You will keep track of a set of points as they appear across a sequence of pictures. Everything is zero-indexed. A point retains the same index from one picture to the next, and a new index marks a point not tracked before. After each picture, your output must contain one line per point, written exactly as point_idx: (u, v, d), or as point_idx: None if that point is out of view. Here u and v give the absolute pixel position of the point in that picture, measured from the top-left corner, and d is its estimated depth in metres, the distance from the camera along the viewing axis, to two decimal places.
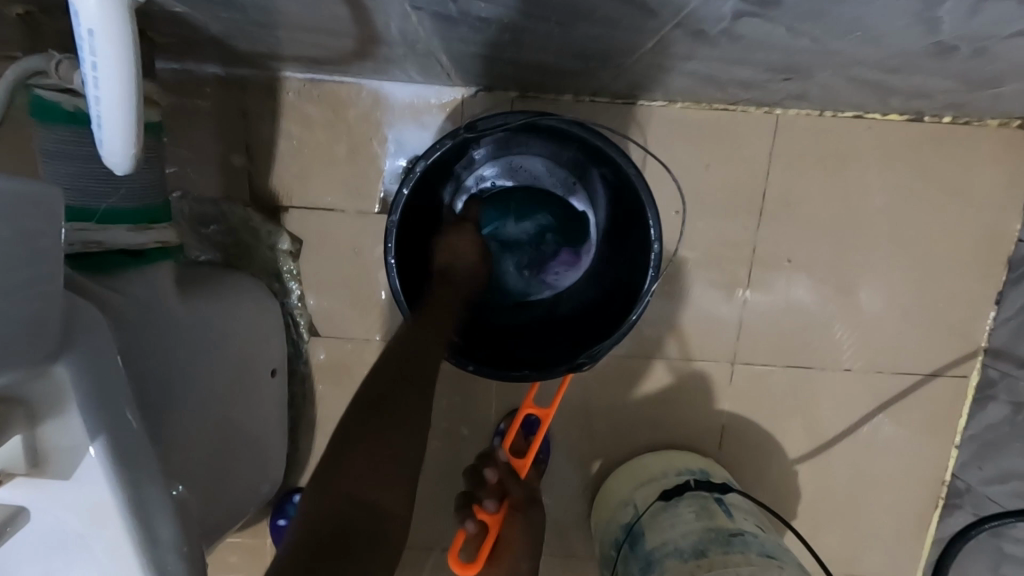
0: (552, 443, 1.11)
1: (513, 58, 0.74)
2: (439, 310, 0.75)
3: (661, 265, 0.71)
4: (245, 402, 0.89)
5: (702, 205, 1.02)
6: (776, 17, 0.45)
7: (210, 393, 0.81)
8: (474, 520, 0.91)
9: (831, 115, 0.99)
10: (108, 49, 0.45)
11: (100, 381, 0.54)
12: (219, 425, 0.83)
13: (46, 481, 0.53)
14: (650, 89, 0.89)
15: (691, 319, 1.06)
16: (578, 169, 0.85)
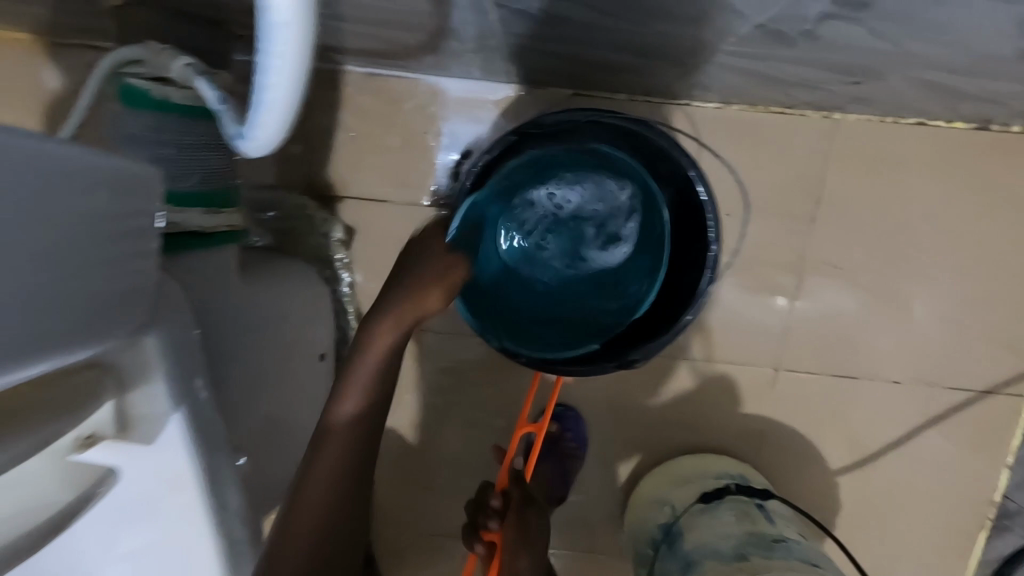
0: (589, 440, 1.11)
1: (577, 57, 0.74)
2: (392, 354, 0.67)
3: (717, 266, 0.71)
4: (296, 383, 0.92)
5: (752, 208, 1.01)
6: (863, 19, 0.45)
7: (266, 372, 0.85)
8: (482, 543, 0.90)
9: (891, 122, 0.97)
10: (295, 44, 0.33)
11: (181, 353, 0.57)
12: (273, 403, 0.86)
13: (127, 446, 0.55)
14: (708, 90, 0.88)
15: (735, 322, 1.06)
16: (614, 164, 0.84)
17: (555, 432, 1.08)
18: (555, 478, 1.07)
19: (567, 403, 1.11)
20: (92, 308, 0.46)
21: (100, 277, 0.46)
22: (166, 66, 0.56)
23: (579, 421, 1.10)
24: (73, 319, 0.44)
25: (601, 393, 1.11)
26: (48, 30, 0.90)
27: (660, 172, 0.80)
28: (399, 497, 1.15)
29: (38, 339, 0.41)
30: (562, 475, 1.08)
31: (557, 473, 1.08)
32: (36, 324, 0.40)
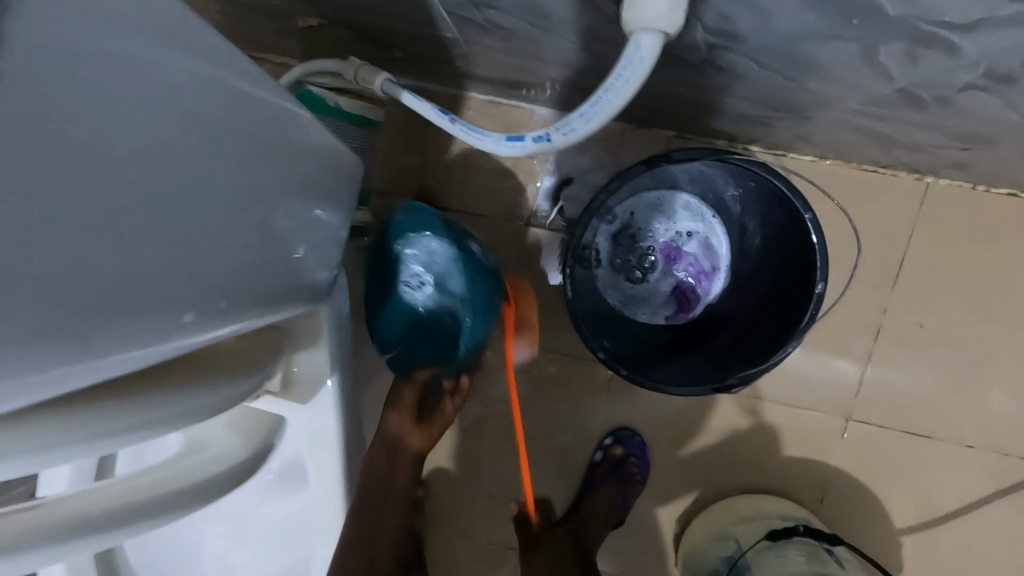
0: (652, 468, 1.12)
1: (700, 103, 0.81)
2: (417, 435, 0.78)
3: (820, 305, 0.79)
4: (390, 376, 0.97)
5: (836, 258, 1.05)
6: (1006, 92, 0.50)
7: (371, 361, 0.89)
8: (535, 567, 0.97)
9: (982, 190, 1.01)
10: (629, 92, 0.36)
11: (340, 324, 0.64)
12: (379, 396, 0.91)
13: (285, 403, 0.61)
14: (809, 144, 0.94)
15: (809, 367, 1.08)
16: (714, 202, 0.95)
17: (618, 455, 1.09)
18: (616, 501, 1.08)
19: (633, 427, 1.12)
20: (307, 276, 0.52)
21: (314, 249, 0.52)
22: (371, 82, 0.67)
23: (642, 446, 1.10)
24: (299, 280, 0.50)
25: (670, 424, 1.12)
26: None
27: (763, 216, 0.89)
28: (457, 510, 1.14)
29: (282, 295, 0.47)
30: (623, 498, 1.08)
31: (617, 497, 1.08)
32: (282, 281, 0.46)
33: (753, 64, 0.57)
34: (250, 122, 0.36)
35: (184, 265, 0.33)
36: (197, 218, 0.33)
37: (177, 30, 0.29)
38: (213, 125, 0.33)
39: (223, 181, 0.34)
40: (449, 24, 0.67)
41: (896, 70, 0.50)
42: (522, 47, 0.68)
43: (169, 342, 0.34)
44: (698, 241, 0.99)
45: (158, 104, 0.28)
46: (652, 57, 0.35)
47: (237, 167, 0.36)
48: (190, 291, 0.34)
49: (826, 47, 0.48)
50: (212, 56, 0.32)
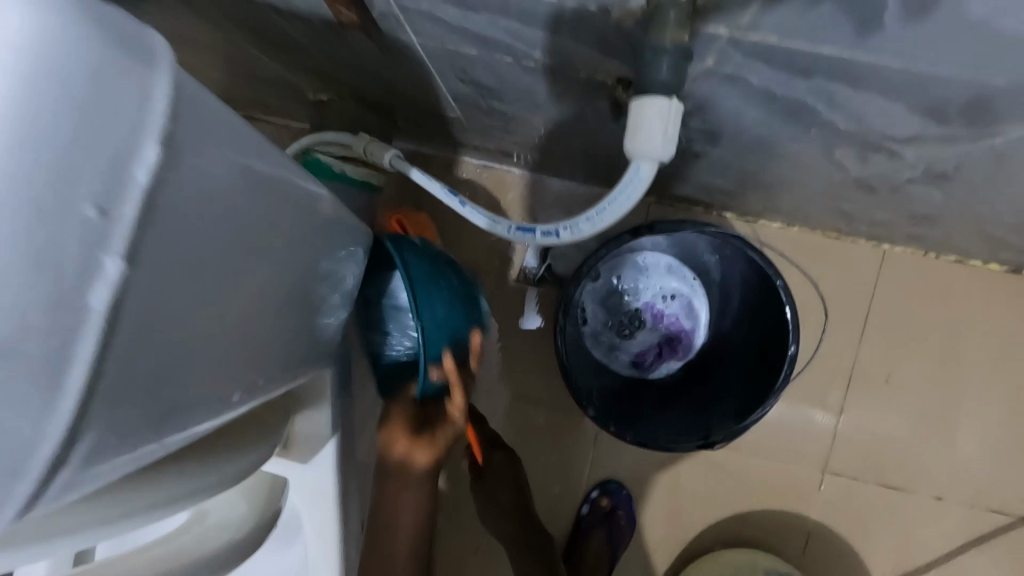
0: (638, 521, 1.13)
1: (679, 176, 0.88)
2: (413, 499, 0.65)
3: (794, 365, 0.85)
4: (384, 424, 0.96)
5: (806, 317, 1.12)
6: (943, 187, 0.58)
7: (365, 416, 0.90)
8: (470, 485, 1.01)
9: (933, 256, 1.10)
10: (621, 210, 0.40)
11: (341, 384, 0.66)
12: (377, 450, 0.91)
13: (285, 462, 0.62)
14: (777, 213, 1.02)
15: (785, 421, 1.12)
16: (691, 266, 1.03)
17: (607, 506, 1.10)
18: (604, 555, 1.09)
19: (620, 480, 1.13)
20: (320, 342, 0.54)
21: (330, 317, 0.55)
22: (380, 156, 0.72)
23: (629, 497, 1.12)
24: (314, 347, 0.52)
25: (654, 477, 1.14)
26: None
27: (739, 279, 0.96)
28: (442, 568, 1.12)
29: (300, 362, 0.49)
30: (611, 548, 1.10)
31: (605, 550, 1.09)
32: (302, 351, 0.48)
33: (727, 153, 0.64)
34: (293, 213, 0.40)
35: (236, 348, 0.35)
36: (251, 304, 0.36)
37: (247, 146, 0.33)
38: (269, 221, 0.36)
39: (271, 269, 0.38)
40: (453, 107, 0.73)
41: (850, 166, 0.57)
42: (519, 126, 0.74)
43: (213, 419, 0.35)
44: (679, 300, 1.06)
45: (233, 211, 0.32)
46: (647, 180, 0.38)
47: (281, 255, 0.39)
48: (238, 371, 0.36)
49: (790, 146, 0.55)
50: (269, 163, 0.36)
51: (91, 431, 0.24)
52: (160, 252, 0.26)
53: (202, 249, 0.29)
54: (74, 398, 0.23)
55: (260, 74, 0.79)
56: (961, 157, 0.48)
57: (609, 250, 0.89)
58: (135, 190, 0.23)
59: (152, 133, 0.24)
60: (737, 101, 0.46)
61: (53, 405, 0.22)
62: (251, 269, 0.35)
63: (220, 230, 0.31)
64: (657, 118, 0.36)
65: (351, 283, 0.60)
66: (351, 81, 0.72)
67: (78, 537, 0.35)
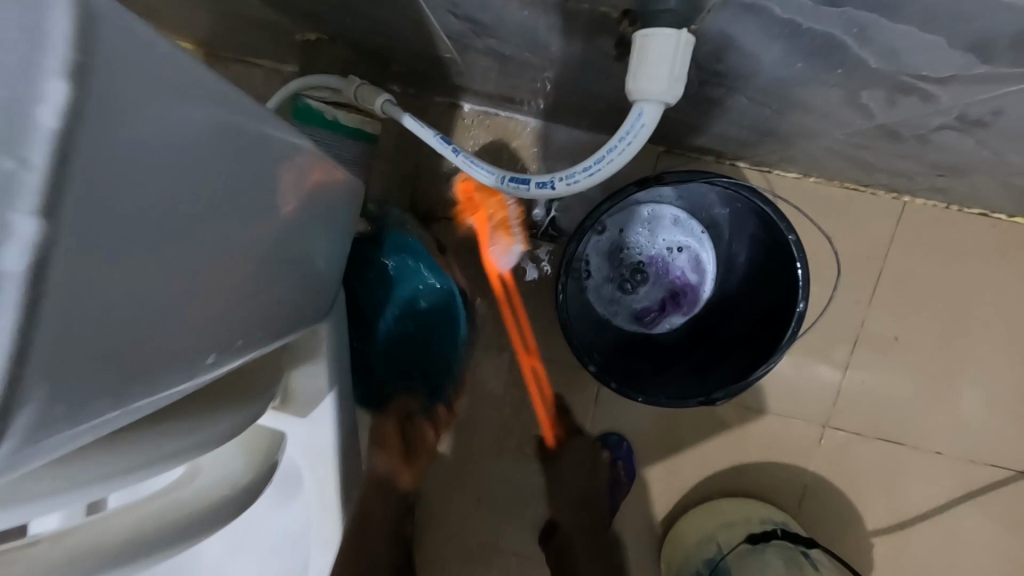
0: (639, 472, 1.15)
1: (691, 124, 0.83)
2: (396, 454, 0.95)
3: (802, 321, 0.83)
4: None
5: (817, 272, 1.08)
6: (977, 134, 0.53)
7: None
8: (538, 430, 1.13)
9: (954, 209, 1.05)
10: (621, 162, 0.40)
11: (338, 341, 0.66)
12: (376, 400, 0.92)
13: (283, 417, 0.62)
14: (793, 164, 0.97)
15: (789, 376, 1.12)
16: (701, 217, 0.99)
17: (606, 459, 1.12)
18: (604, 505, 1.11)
19: (621, 433, 1.14)
20: (310, 303, 0.52)
21: (318, 277, 0.53)
22: (370, 101, 0.68)
23: (630, 451, 1.13)
24: (304, 306, 0.51)
25: (655, 431, 1.15)
26: (209, 44, 1.01)
27: (751, 233, 0.92)
28: (445, 516, 1.14)
29: (287, 322, 0.47)
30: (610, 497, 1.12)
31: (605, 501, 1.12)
32: (288, 308, 0.46)
33: (744, 98, 0.59)
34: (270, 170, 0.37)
35: (211, 310, 0.34)
36: (226, 265, 0.34)
37: (207, 95, 0.30)
38: (241, 179, 0.33)
39: (247, 229, 0.35)
40: (448, 47, 0.68)
41: (876, 110, 0.53)
42: (519, 70, 0.69)
43: (195, 379, 0.34)
44: (687, 254, 1.03)
45: (195, 169, 0.29)
46: (653, 123, 0.38)
47: (259, 215, 0.36)
48: (214, 334, 0.35)
49: (812, 89, 0.51)
50: (237, 113, 0.33)
51: (32, 399, 0.21)
52: (96, 213, 0.23)
53: (155, 208, 0.27)
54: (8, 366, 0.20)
55: (244, 10, 0.74)
56: (1002, 100, 0.44)
57: (614, 201, 0.86)
58: (45, 137, 0.20)
59: (59, 70, 0.20)
60: (758, 37, 0.42)
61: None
62: (224, 230, 0.33)
63: (178, 190, 0.28)
64: (659, 53, 0.36)
65: (342, 237, 0.58)
66: (338, 19, 0.66)
67: (59, 499, 0.33)
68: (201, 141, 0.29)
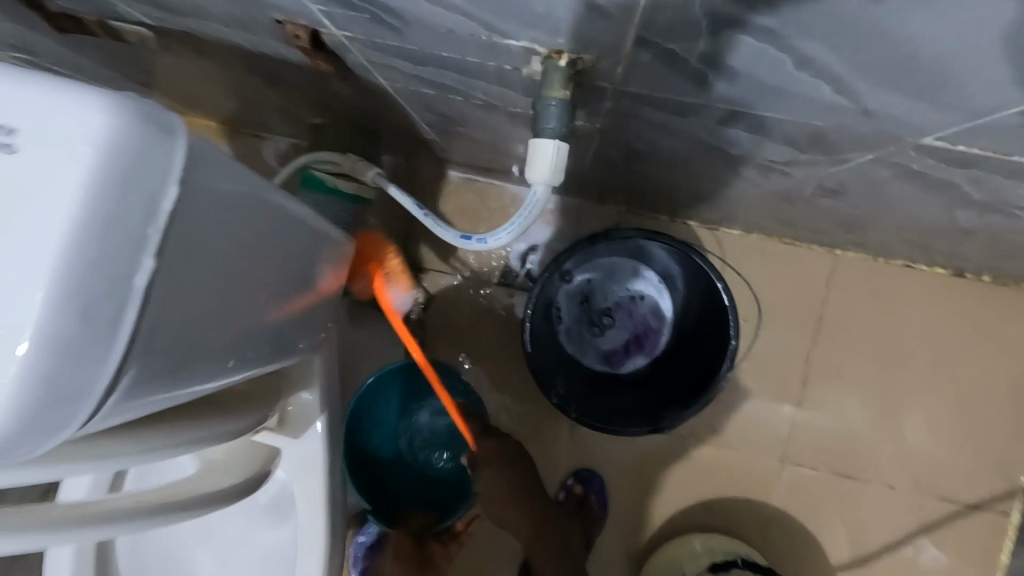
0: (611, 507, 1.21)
1: (639, 189, 0.98)
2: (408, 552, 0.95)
3: (734, 356, 0.95)
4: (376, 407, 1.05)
5: (766, 316, 1.20)
6: (843, 199, 0.67)
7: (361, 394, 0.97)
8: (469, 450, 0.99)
9: (883, 261, 1.18)
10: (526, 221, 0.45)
11: (329, 371, 0.78)
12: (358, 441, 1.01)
13: (279, 437, 0.72)
14: (734, 222, 1.11)
15: (748, 413, 1.21)
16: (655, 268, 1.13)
17: (580, 493, 1.19)
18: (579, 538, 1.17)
19: (593, 469, 1.22)
20: (303, 334, 0.64)
21: (312, 313, 0.64)
22: (363, 172, 0.83)
23: (602, 485, 1.20)
24: (299, 336, 0.62)
25: (625, 467, 1.22)
26: (232, 122, 1.19)
27: (696, 282, 1.05)
28: None
29: (284, 344, 0.58)
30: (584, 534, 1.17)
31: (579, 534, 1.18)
32: (290, 335, 0.58)
33: (663, 171, 0.74)
34: (283, 227, 0.49)
35: (238, 329, 0.45)
36: (250, 296, 0.45)
37: (242, 176, 0.42)
38: (263, 234, 0.45)
39: (266, 269, 0.47)
40: (429, 130, 0.83)
41: (760, 181, 0.67)
42: (487, 147, 0.84)
43: (215, 379, 0.45)
44: (647, 300, 1.15)
45: (238, 228, 0.41)
46: (541, 203, 0.43)
47: (273, 259, 0.48)
48: (237, 346, 0.46)
49: (707, 165, 0.65)
50: (266, 192, 0.45)
51: (131, 365, 0.32)
52: (178, 249, 0.33)
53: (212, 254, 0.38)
54: (125, 345, 0.30)
55: (265, 100, 0.90)
56: (839, 176, 0.58)
57: (570, 255, 1.00)
58: (164, 214, 0.30)
59: (174, 177, 0.31)
60: (648, 132, 0.56)
61: (110, 352, 0.30)
62: (251, 269, 0.44)
63: (225, 242, 0.39)
64: (539, 155, 0.42)
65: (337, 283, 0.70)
66: (340, 108, 0.83)
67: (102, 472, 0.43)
68: (240, 208, 0.41)
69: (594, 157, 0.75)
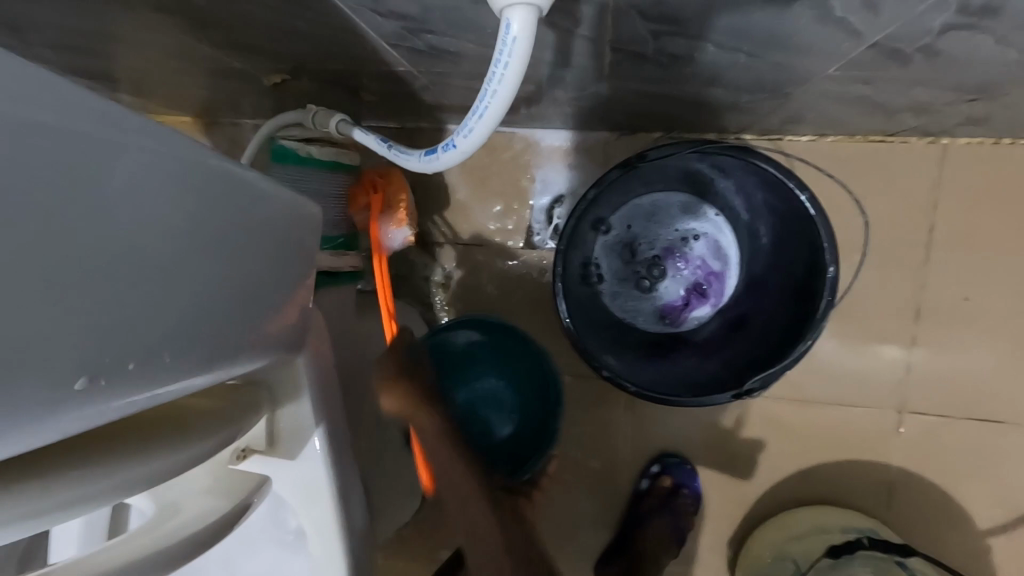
0: (703, 497, 1.03)
1: (678, 99, 0.77)
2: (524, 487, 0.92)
3: (836, 288, 0.75)
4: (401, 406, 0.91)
5: (856, 238, 0.97)
6: (990, 27, 0.45)
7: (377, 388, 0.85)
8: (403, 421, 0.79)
9: (1007, 144, 0.92)
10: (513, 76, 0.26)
11: (322, 373, 0.62)
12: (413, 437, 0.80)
13: (274, 461, 0.58)
14: (803, 125, 0.88)
15: (848, 360, 0.99)
16: (709, 196, 0.92)
17: (669, 486, 1.00)
18: (669, 536, 1.00)
19: (683, 455, 1.04)
20: (277, 327, 0.49)
21: (285, 301, 0.50)
22: (328, 125, 0.67)
23: (693, 472, 1.02)
24: (268, 331, 0.48)
25: (705, 439, 1.03)
26: (204, 112, 1.07)
27: (767, 202, 0.84)
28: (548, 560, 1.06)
29: (242, 343, 0.44)
30: (678, 531, 1.01)
31: (671, 532, 1.00)
32: (242, 334, 0.43)
33: (709, 46, 0.54)
34: (146, 177, 0.33)
35: (122, 324, 0.32)
36: (82, 276, 0.30)
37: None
38: (74, 175, 0.29)
39: (109, 234, 0.31)
40: (401, 58, 0.66)
41: (860, 24, 0.46)
42: (476, 71, 0.67)
43: (70, 414, 0.31)
44: (703, 241, 0.96)
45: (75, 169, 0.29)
46: (529, 40, 0.25)
47: (133, 225, 0.32)
48: (89, 354, 0.31)
49: (780, 11, 0.44)
50: (179, 146, 0.35)
51: None
52: None
53: None
54: None
55: (211, 66, 0.75)
56: None
57: (603, 193, 0.81)
58: None
59: None
60: None
61: None
62: (61, 237, 0.29)
63: None
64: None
65: (312, 262, 0.55)
66: (289, 52, 0.67)
67: None
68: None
69: (612, 46, 0.57)
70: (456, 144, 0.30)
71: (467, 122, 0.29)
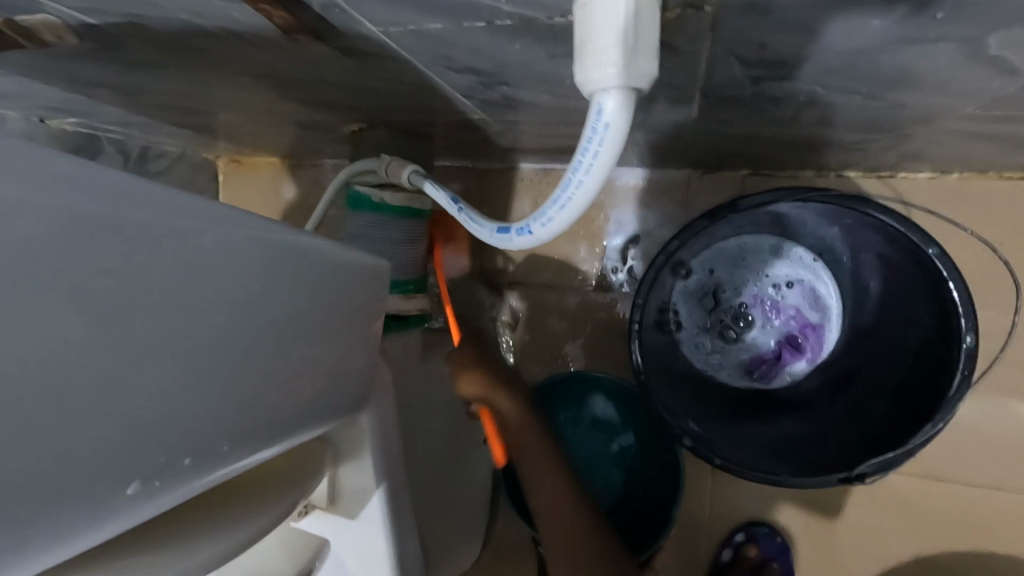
0: None
1: (773, 138, 0.70)
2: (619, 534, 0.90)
3: (970, 359, 0.64)
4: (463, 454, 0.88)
5: (989, 290, 0.83)
6: None
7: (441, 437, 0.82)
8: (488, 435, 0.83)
9: None
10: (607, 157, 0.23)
11: (383, 429, 0.59)
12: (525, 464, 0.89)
13: (333, 519, 0.56)
14: (923, 162, 0.77)
15: (981, 431, 0.84)
16: (806, 240, 0.83)
17: (756, 559, 0.90)
18: None
19: (774, 525, 0.92)
20: (342, 391, 0.48)
21: (351, 364, 0.48)
22: (400, 175, 0.67)
23: (785, 545, 0.91)
24: (333, 396, 0.46)
25: (800, 510, 0.91)
26: (290, 154, 1.12)
27: (878, 251, 0.74)
28: None
29: (307, 413, 0.42)
30: None
31: None
32: (307, 404, 0.42)
33: (817, 89, 0.47)
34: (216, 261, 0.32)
35: (187, 412, 0.32)
36: (141, 369, 0.29)
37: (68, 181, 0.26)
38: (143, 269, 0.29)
39: (170, 324, 0.30)
40: (474, 106, 0.65)
41: (1019, 62, 0.38)
42: (551, 117, 0.64)
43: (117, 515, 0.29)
44: (798, 289, 0.86)
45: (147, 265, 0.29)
46: (623, 126, 0.23)
47: (203, 310, 0.32)
48: (141, 448, 0.30)
49: (916, 51, 0.38)
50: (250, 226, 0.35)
51: None
52: None
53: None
54: None
55: (295, 118, 0.78)
56: None
57: (686, 241, 0.75)
58: None
59: None
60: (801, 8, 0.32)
61: None
62: (126, 333, 0.28)
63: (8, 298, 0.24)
64: (599, 27, 0.22)
65: (379, 319, 0.53)
66: (365, 104, 0.67)
67: None
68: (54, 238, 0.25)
69: (701, 91, 0.51)
70: (536, 228, 0.28)
71: (549, 205, 0.27)
